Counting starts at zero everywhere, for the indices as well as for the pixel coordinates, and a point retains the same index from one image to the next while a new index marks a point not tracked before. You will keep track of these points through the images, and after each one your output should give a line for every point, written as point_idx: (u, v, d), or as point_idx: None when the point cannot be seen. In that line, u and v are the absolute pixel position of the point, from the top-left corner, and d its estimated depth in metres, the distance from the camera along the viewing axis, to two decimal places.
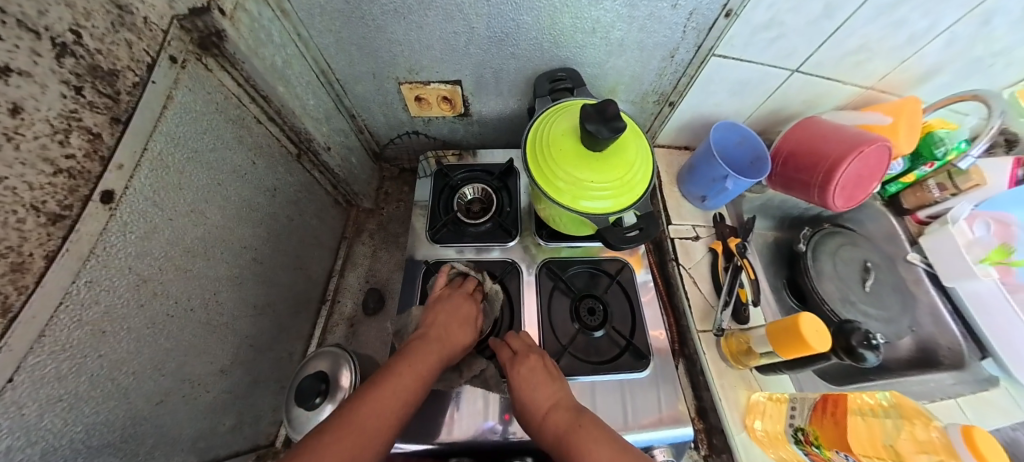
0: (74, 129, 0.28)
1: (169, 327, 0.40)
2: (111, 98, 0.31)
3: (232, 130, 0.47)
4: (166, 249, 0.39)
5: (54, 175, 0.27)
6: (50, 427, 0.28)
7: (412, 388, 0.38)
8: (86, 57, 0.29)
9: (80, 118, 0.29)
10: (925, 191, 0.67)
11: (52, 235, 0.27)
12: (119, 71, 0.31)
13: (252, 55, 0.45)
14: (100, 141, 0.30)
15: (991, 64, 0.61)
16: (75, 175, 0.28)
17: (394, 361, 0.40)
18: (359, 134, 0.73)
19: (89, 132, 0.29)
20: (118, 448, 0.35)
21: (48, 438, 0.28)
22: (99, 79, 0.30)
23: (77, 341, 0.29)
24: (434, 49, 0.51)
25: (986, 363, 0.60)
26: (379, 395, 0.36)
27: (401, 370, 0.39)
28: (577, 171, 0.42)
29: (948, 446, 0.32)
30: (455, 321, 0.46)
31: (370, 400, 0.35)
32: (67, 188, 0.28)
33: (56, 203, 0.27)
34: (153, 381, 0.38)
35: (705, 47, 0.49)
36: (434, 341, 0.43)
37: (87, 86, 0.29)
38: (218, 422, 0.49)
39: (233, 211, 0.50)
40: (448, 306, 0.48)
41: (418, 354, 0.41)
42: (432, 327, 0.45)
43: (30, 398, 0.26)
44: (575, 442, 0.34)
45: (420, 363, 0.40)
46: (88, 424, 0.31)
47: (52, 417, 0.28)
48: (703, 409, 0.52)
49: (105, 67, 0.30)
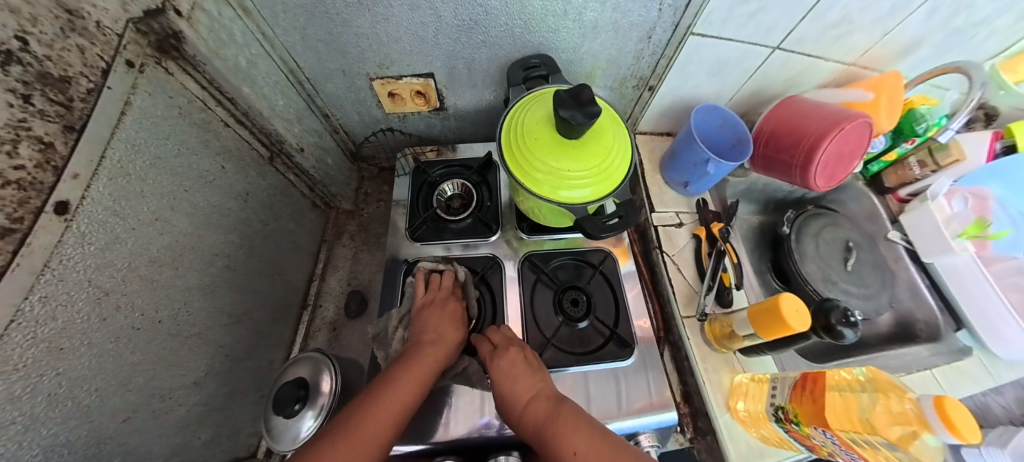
0: (23, 139, 0.27)
1: (135, 340, 0.39)
2: (64, 106, 0.30)
3: (197, 135, 0.46)
4: (129, 260, 0.37)
5: (3, 187, 0.25)
6: (6, 452, 0.27)
7: (410, 394, 0.39)
8: (34, 64, 0.27)
9: (30, 127, 0.27)
10: (906, 169, 0.67)
11: (2, 250, 0.25)
12: (71, 77, 0.30)
13: (214, 56, 0.43)
14: (53, 151, 0.29)
15: (973, 35, 0.61)
16: (26, 186, 0.27)
17: (392, 370, 0.41)
18: (334, 134, 0.71)
19: (41, 141, 0.28)
20: None
21: None
22: (49, 86, 0.28)
23: (33, 360, 0.28)
24: (402, 42, 0.49)
25: (961, 335, 0.62)
26: (378, 405, 0.37)
27: (397, 378, 0.40)
28: (554, 161, 0.42)
29: (921, 418, 0.32)
30: (446, 323, 0.47)
31: (369, 412, 0.36)
32: (18, 200, 0.26)
33: (6, 216, 0.25)
34: (119, 398, 0.37)
35: (683, 25, 0.48)
36: (430, 347, 0.44)
37: (36, 94, 0.28)
38: (193, 436, 0.48)
39: (202, 217, 0.48)
40: (436, 310, 0.48)
41: (414, 360, 0.42)
42: (426, 332, 0.45)
43: None
44: (556, 432, 0.34)
45: (416, 369, 0.41)
46: (47, 446, 0.30)
47: (5, 442, 0.27)
48: (688, 393, 0.52)
49: (56, 74, 0.29)
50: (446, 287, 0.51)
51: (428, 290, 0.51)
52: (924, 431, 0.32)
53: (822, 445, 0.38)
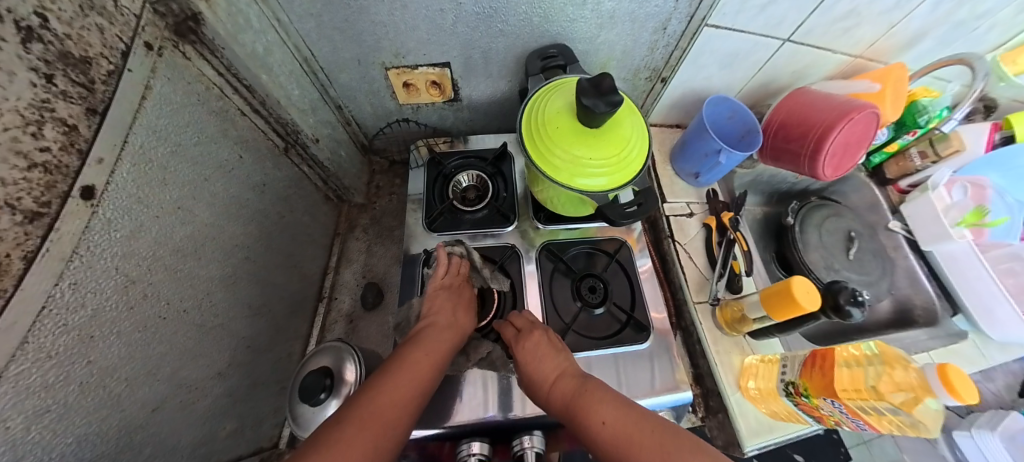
0: (47, 121, 0.27)
1: (161, 329, 0.39)
2: (86, 87, 0.30)
3: (215, 123, 0.46)
4: (154, 249, 0.38)
5: (29, 170, 0.25)
6: (39, 440, 0.27)
7: (427, 376, 0.39)
8: (55, 42, 0.27)
9: (53, 108, 0.27)
10: (907, 160, 0.70)
11: (30, 235, 0.25)
12: (92, 58, 0.30)
13: (232, 41, 0.43)
14: (77, 133, 0.29)
15: (975, 27, 0.63)
16: (52, 170, 0.27)
17: (405, 352, 0.40)
18: (346, 126, 0.71)
19: (65, 123, 0.28)
20: (116, 458, 0.34)
21: (37, 451, 0.27)
22: (71, 67, 0.29)
23: (65, 347, 0.29)
24: (420, 30, 0.50)
25: (956, 319, 0.65)
26: (399, 385, 0.36)
27: (414, 360, 0.39)
28: (574, 149, 0.42)
29: (924, 384, 0.34)
30: (459, 306, 0.48)
31: (389, 390, 0.35)
32: (44, 183, 0.27)
33: (33, 199, 0.26)
34: (148, 388, 0.38)
35: (697, 17, 0.50)
36: (444, 329, 0.44)
37: (59, 73, 0.28)
38: (218, 427, 0.49)
39: (222, 207, 0.49)
40: (451, 295, 0.48)
41: (429, 343, 0.42)
42: (439, 314, 0.46)
43: (16, 410, 0.25)
44: (583, 404, 0.35)
45: (432, 352, 0.41)
46: (80, 435, 0.31)
47: (38, 429, 0.27)
48: (699, 375, 0.54)
49: (77, 54, 0.29)
50: (463, 274, 0.52)
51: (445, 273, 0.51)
52: (926, 396, 0.34)
53: (830, 415, 0.40)
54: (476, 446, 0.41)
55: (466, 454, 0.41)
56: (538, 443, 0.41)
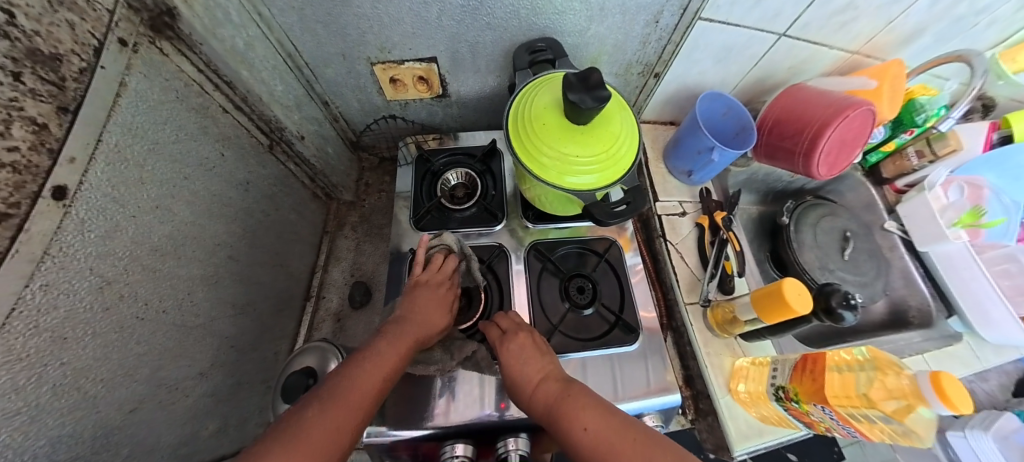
0: (14, 120, 0.25)
1: (140, 330, 0.38)
2: (56, 85, 0.29)
3: (195, 120, 0.45)
4: (130, 248, 0.36)
5: None
6: (11, 441, 0.25)
7: (395, 365, 0.38)
8: (22, 39, 0.26)
9: (21, 107, 0.26)
10: (904, 159, 0.69)
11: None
12: (62, 55, 0.29)
13: (210, 36, 0.42)
14: (47, 132, 0.28)
15: (974, 24, 0.61)
16: (20, 170, 0.26)
17: (373, 343, 0.39)
18: (334, 122, 0.70)
19: (34, 122, 0.27)
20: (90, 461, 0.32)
21: (10, 452, 0.25)
22: (39, 64, 0.27)
23: (37, 350, 0.27)
24: (404, 23, 0.48)
25: (952, 321, 0.64)
26: (364, 374, 0.35)
27: (381, 351, 0.38)
28: (561, 146, 0.41)
29: (916, 390, 0.34)
30: (435, 304, 0.45)
31: (354, 381, 0.34)
32: (13, 184, 0.25)
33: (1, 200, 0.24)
34: (126, 388, 0.36)
35: (690, 9, 0.48)
36: (417, 326, 0.42)
37: (26, 71, 0.26)
38: (201, 427, 0.48)
39: (203, 205, 0.47)
40: (428, 292, 0.46)
41: (397, 335, 0.40)
42: (412, 308, 0.44)
43: None
44: (564, 409, 0.34)
45: (400, 343, 0.40)
46: (53, 437, 0.29)
47: (9, 432, 0.26)
48: (690, 377, 0.54)
49: (45, 51, 0.28)
50: (444, 272, 0.49)
51: (425, 270, 0.49)
52: (919, 404, 0.33)
53: (820, 420, 0.39)
54: (459, 448, 0.40)
55: (449, 456, 0.40)
56: (523, 446, 0.40)
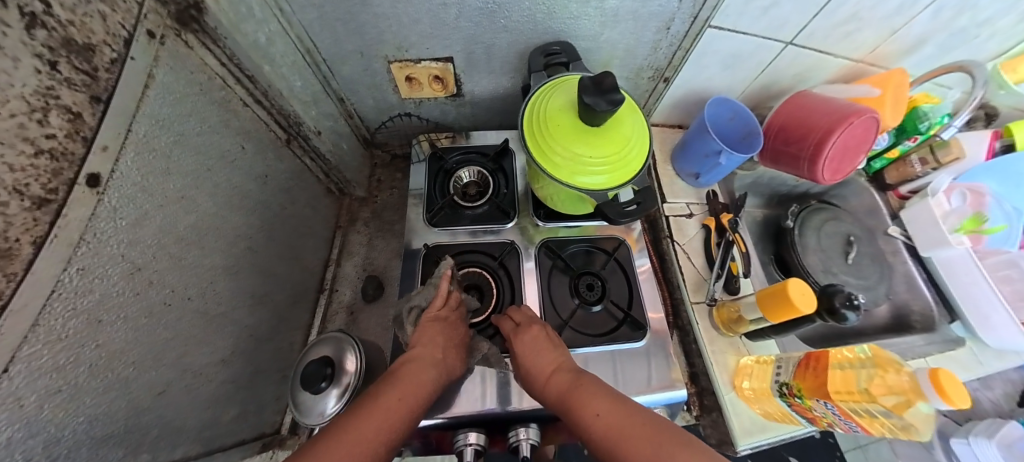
0: (52, 108, 0.26)
1: (167, 315, 0.39)
2: (89, 75, 0.29)
3: (217, 113, 0.45)
4: (159, 237, 0.37)
5: (36, 156, 0.25)
6: (52, 417, 0.27)
7: (404, 411, 0.34)
8: (58, 29, 0.26)
9: (57, 96, 0.27)
10: (907, 166, 0.70)
11: (38, 220, 0.25)
12: (95, 46, 0.29)
13: (234, 31, 0.43)
14: (81, 121, 0.28)
15: (976, 35, 0.63)
16: (57, 157, 0.27)
17: (381, 386, 0.36)
18: (348, 119, 0.72)
19: (69, 111, 0.28)
20: (123, 439, 0.34)
21: (51, 428, 0.27)
22: (74, 54, 0.28)
23: (75, 331, 0.28)
24: (423, 23, 0.50)
25: (955, 325, 0.65)
26: (369, 421, 0.31)
27: (389, 394, 0.35)
28: (574, 147, 0.43)
29: (915, 387, 0.34)
30: (450, 344, 0.44)
31: (358, 429, 0.30)
32: (51, 170, 0.26)
33: (41, 186, 0.25)
34: (155, 371, 0.37)
35: (701, 18, 0.50)
36: (427, 366, 0.40)
37: (61, 60, 0.27)
38: (222, 412, 0.49)
39: (225, 197, 0.49)
40: (444, 329, 0.44)
41: (407, 377, 0.37)
42: (426, 348, 0.41)
43: (31, 389, 0.25)
44: (576, 397, 0.35)
45: (410, 387, 0.36)
46: (91, 414, 0.30)
47: (52, 408, 0.27)
48: (695, 374, 0.55)
49: (79, 41, 0.28)
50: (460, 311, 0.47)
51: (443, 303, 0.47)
52: (917, 399, 0.34)
53: (823, 416, 0.41)
54: (473, 436, 0.41)
55: (463, 443, 0.41)
56: (533, 436, 0.42)
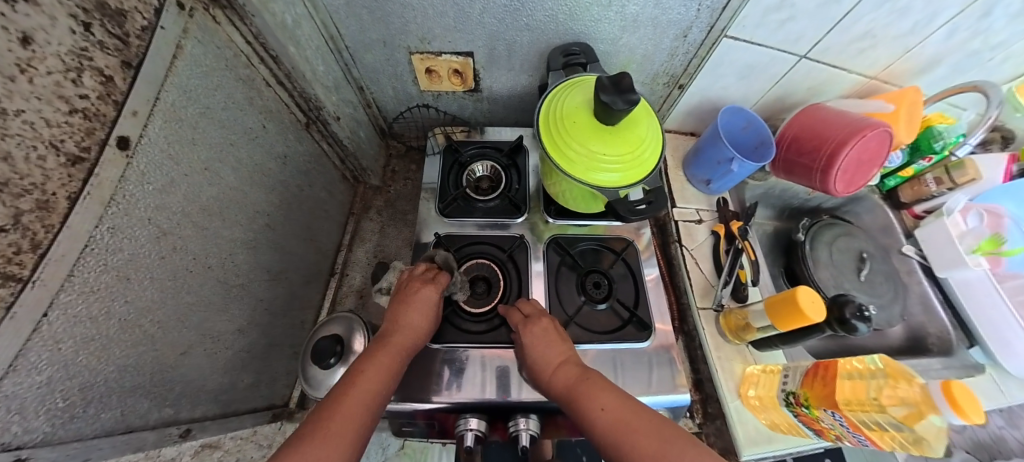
0: (86, 69, 0.27)
1: (191, 280, 0.40)
2: (121, 40, 0.30)
3: (243, 90, 0.47)
4: (184, 205, 0.38)
5: (70, 114, 0.26)
6: (86, 363, 0.28)
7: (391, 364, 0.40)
8: None
9: (91, 57, 0.28)
10: (922, 185, 0.68)
11: (73, 177, 0.26)
12: (127, 12, 0.30)
13: (264, 9, 0.45)
14: (113, 85, 0.29)
15: (989, 58, 0.63)
16: (91, 116, 0.28)
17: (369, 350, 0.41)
18: (367, 108, 0.74)
19: (102, 73, 0.29)
20: (150, 392, 0.35)
21: (85, 373, 0.28)
22: (107, 17, 0.29)
23: (107, 284, 0.29)
24: (448, 17, 0.51)
25: (973, 351, 0.63)
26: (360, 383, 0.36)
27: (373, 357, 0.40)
28: (590, 144, 0.43)
29: (927, 398, 0.33)
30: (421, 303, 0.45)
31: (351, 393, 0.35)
32: (84, 129, 0.27)
33: (75, 143, 0.26)
34: (178, 333, 0.38)
35: (718, 28, 0.51)
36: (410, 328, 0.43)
37: (95, 23, 0.28)
38: (238, 379, 0.50)
39: (246, 173, 0.50)
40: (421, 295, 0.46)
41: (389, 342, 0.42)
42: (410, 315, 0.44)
43: (68, 334, 0.26)
44: (583, 390, 0.35)
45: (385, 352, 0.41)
46: (121, 365, 0.31)
47: (87, 354, 0.28)
48: (700, 380, 0.54)
49: (113, 6, 0.29)
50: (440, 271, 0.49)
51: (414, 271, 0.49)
52: (929, 411, 0.33)
53: (831, 428, 0.40)
54: (473, 422, 0.41)
55: (463, 428, 0.41)
56: (533, 427, 0.42)
